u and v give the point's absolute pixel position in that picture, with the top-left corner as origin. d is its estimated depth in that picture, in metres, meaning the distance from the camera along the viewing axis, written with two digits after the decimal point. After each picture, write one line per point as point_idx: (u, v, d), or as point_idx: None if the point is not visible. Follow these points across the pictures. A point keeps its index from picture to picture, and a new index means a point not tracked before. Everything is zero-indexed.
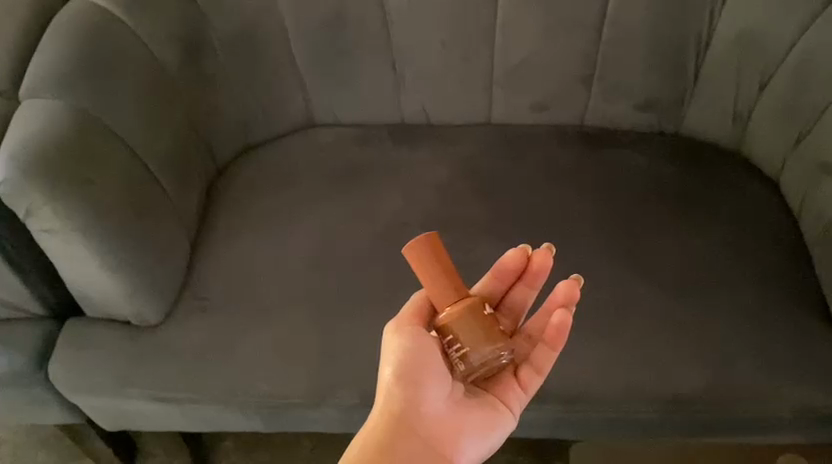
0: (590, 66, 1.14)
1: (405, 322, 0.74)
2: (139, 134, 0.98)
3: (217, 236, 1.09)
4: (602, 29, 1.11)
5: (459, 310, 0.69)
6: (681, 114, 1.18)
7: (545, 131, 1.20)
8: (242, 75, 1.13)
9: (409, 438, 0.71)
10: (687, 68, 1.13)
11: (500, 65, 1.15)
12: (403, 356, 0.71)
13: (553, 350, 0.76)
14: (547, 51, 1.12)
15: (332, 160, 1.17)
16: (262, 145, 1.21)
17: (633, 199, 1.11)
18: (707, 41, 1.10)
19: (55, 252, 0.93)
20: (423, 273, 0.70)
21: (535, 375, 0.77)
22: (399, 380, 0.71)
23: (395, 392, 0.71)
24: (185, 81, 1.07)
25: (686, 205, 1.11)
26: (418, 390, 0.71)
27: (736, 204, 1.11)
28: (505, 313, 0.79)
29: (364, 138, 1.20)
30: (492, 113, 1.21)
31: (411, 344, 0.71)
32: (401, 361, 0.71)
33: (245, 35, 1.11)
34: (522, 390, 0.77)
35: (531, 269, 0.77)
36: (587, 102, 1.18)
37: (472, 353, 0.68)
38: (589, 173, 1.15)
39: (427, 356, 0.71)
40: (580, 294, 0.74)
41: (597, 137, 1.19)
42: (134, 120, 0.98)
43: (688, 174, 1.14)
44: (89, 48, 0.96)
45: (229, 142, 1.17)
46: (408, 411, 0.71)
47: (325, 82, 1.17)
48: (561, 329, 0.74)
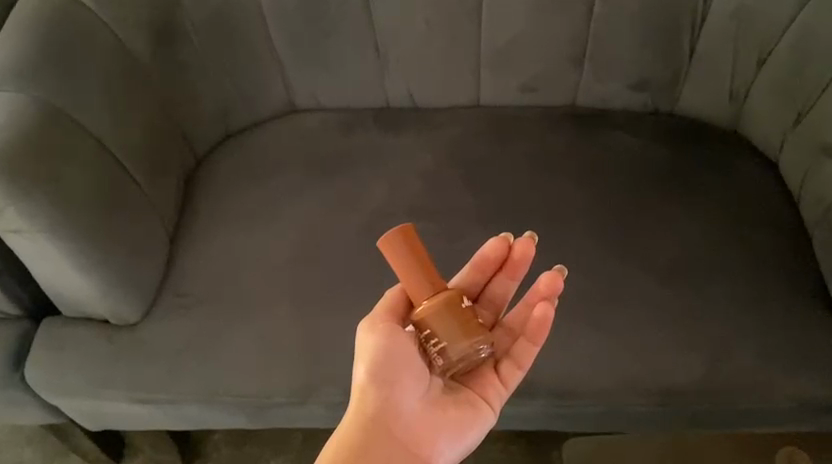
0: (581, 44, 1.10)
1: (380, 317, 0.72)
2: (110, 126, 0.94)
3: (197, 230, 1.06)
4: (593, 4, 1.06)
5: (436, 304, 0.68)
6: (674, 94, 1.13)
7: (535, 113, 1.16)
8: (217, 60, 1.08)
9: (383, 439, 0.69)
10: (682, 45, 1.08)
11: (487, 44, 1.10)
12: (378, 354, 0.70)
13: (534, 343, 0.75)
14: (537, 27, 1.08)
15: (314, 148, 1.13)
16: (237, 135, 1.16)
17: (625, 184, 1.08)
18: (703, 14, 1.05)
19: (25, 252, 0.89)
20: (398, 266, 0.68)
21: (515, 370, 0.76)
22: (372, 380, 0.70)
23: (368, 393, 0.69)
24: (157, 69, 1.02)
25: (679, 190, 1.07)
26: (392, 390, 0.69)
27: (730, 192, 1.07)
28: (485, 305, 0.78)
29: (346, 124, 1.15)
30: (479, 96, 1.16)
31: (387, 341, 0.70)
32: (375, 360, 0.70)
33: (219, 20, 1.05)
34: (503, 385, 0.76)
35: (512, 258, 0.76)
36: (579, 81, 1.13)
37: (449, 348, 0.67)
38: (581, 157, 1.11)
39: (401, 353, 0.70)
40: (561, 287, 0.73)
41: (588, 119, 1.15)
42: (105, 111, 0.93)
43: (681, 161, 1.10)
44: (54, 36, 0.91)
45: (208, 131, 1.12)
46: (382, 411, 0.69)
47: (306, 66, 1.12)
48: (543, 323, 0.73)
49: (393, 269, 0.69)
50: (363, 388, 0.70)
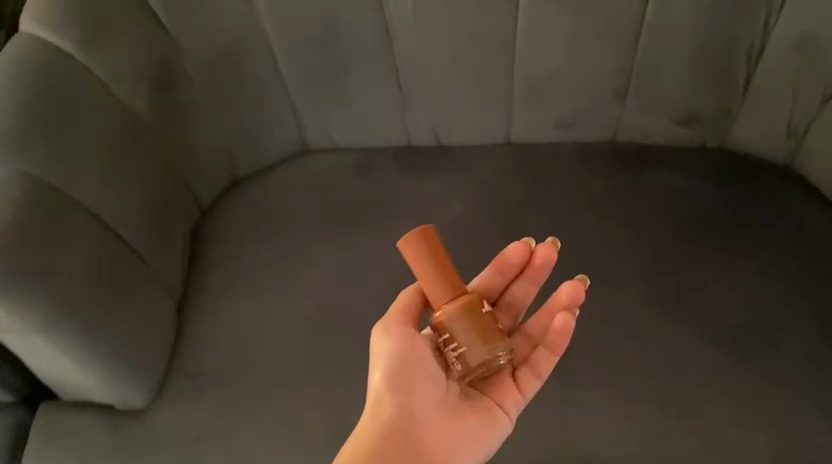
0: (625, 76, 0.99)
1: (397, 315, 0.72)
2: (109, 198, 0.82)
3: (208, 294, 0.96)
4: (640, 33, 0.95)
5: (457, 306, 0.67)
6: (726, 126, 1.03)
7: (573, 149, 1.06)
8: (219, 103, 0.96)
9: (400, 448, 0.68)
10: (735, 75, 0.98)
11: (520, 76, 0.99)
12: (392, 359, 0.69)
13: (553, 353, 0.75)
14: (577, 59, 0.97)
15: (332, 196, 1.02)
16: (254, 177, 1.05)
17: (677, 232, 0.98)
18: (762, 43, 0.94)
19: (16, 345, 0.78)
20: (418, 269, 0.67)
21: (532, 378, 0.76)
22: (386, 386, 0.69)
23: (382, 400, 0.69)
24: (156, 123, 0.90)
25: (734, 240, 0.97)
26: (409, 395, 0.69)
27: (788, 240, 0.97)
28: (503, 310, 0.78)
29: (366, 166, 1.04)
30: (511, 132, 1.05)
31: (402, 343, 0.70)
32: (390, 366, 0.69)
33: (222, 61, 0.93)
34: (518, 393, 0.76)
35: (533, 264, 0.76)
36: (621, 115, 1.03)
37: (469, 354, 0.67)
38: (627, 202, 1.01)
39: (417, 359, 0.70)
40: (583, 297, 0.74)
41: (631, 158, 1.05)
42: (102, 182, 0.82)
43: (732, 203, 1.00)
44: (43, 97, 0.79)
45: (215, 180, 1.01)
46: (399, 418, 0.68)
47: (320, 104, 1.00)
48: (564, 332, 0.73)
49: (413, 270, 0.68)
50: (375, 395, 0.69)
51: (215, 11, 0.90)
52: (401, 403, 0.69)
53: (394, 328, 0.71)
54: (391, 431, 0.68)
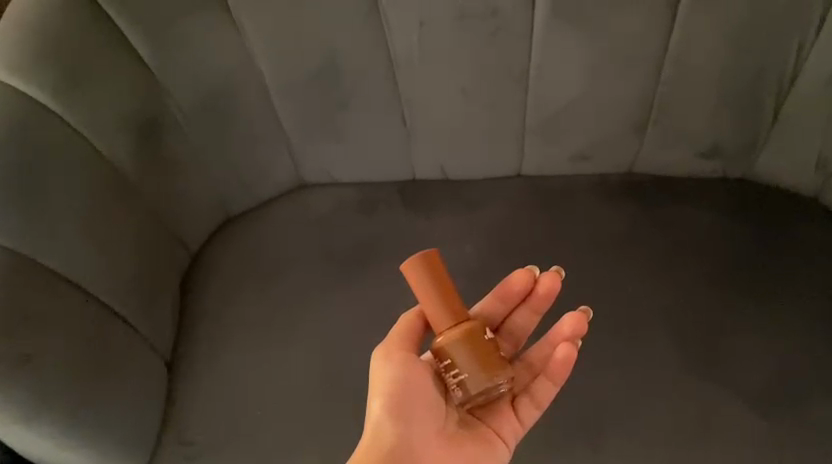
0: (645, 110, 0.92)
1: (396, 342, 0.69)
2: (90, 265, 0.75)
3: (202, 349, 0.89)
4: (663, 66, 0.88)
5: (458, 332, 0.62)
6: (750, 160, 0.96)
7: (587, 182, 1.00)
8: (210, 145, 0.89)
9: None
10: (763, 109, 0.89)
11: (533, 111, 0.92)
12: (390, 385, 0.66)
13: (554, 383, 0.71)
14: (596, 93, 0.90)
15: (331, 239, 0.95)
16: (248, 215, 0.99)
17: (696, 274, 0.92)
18: (793, 75, 0.86)
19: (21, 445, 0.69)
20: (419, 291, 0.63)
21: (532, 409, 0.72)
22: (386, 414, 0.65)
23: (383, 429, 0.65)
24: (140, 174, 0.82)
25: (762, 284, 0.91)
26: (408, 423, 0.65)
27: (818, 282, 0.91)
28: (505, 337, 0.76)
29: (369, 204, 0.98)
30: (522, 165, 0.99)
31: (402, 369, 0.66)
32: (390, 392, 0.65)
33: (210, 103, 0.86)
34: (518, 423, 0.72)
35: (537, 292, 0.74)
36: (639, 149, 0.96)
37: (469, 382, 0.62)
38: (645, 242, 0.95)
39: (416, 386, 0.66)
40: (586, 330, 0.72)
41: (647, 191, 0.99)
42: (85, 250, 0.74)
43: (753, 241, 0.94)
44: (23, 160, 0.70)
45: (207, 222, 0.94)
46: (397, 447, 0.64)
47: (317, 140, 0.93)
48: (567, 363, 0.70)
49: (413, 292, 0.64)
50: (375, 424, 0.65)
51: (199, 45, 0.82)
52: (402, 433, 0.65)
53: (393, 355, 0.67)
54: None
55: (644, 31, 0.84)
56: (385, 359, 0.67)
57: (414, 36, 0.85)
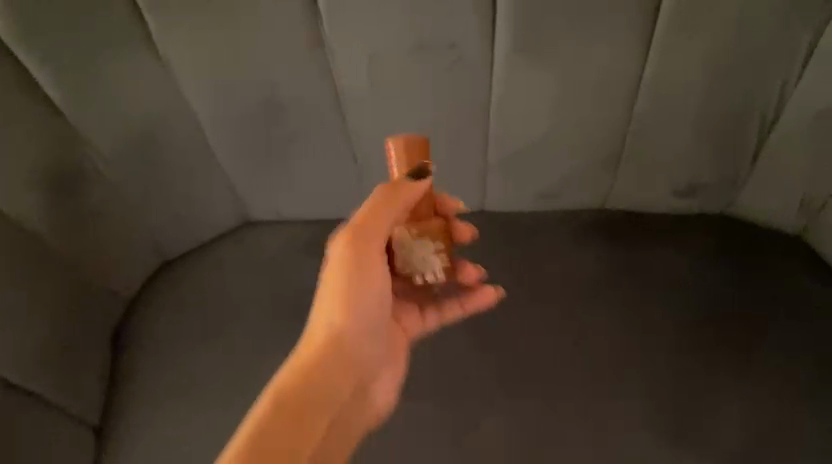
0: (617, 145, 0.84)
1: (364, 257, 0.59)
2: None
3: (130, 406, 0.81)
4: (637, 100, 0.80)
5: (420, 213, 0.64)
6: (730, 197, 0.89)
7: (556, 219, 0.93)
8: (137, 186, 0.80)
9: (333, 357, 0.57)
10: (744, 145, 0.83)
11: (496, 147, 0.84)
12: (340, 275, 0.58)
13: (463, 306, 0.70)
14: (565, 130, 0.82)
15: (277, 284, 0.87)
16: (187, 257, 0.91)
17: (671, 324, 0.85)
18: (777, 110, 0.80)
19: None
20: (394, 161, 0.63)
21: (435, 314, 0.69)
22: (345, 331, 0.58)
23: (344, 343, 0.58)
24: (57, 233, 0.76)
25: (738, 338, 0.84)
26: (360, 286, 0.59)
27: (800, 335, 0.84)
28: None
29: (318, 245, 0.90)
30: (486, 200, 0.91)
31: (365, 299, 0.59)
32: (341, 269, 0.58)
33: (134, 145, 0.78)
34: (420, 321, 0.68)
35: None
36: (612, 186, 0.89)
37: (415, 258, 0.63)
38: (617, 288, 0.88)
39: (363, 288, 0.59)
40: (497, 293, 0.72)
41: (618, 229, 0.92)
42: None
43: (731, 286, 0.87)
44: None
45: (139, 270, 0.86)
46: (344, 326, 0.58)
47: (259, 176, 0.85)
48: (479, 302, 0.71)
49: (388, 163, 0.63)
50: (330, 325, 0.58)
51: (126, 84, 0.74)
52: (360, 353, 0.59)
53: (376, 282, 0.59)
54: (350, 369, 0.58)
55: (616, 65, 0.77)
56: (345, 279, 0.58)
57: (364, 69, 0.77)
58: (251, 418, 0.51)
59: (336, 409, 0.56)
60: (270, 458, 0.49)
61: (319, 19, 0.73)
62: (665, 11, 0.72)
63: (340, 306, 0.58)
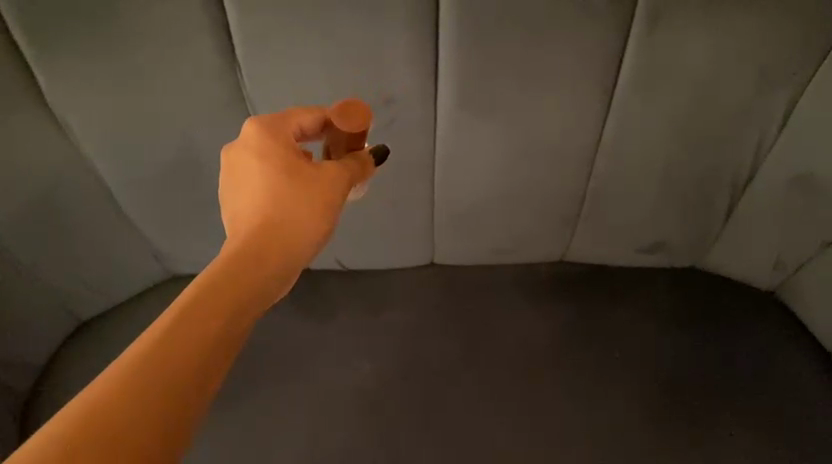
0: (576, 203, 0.77)
1: (317, 179, 0.53)
2: None
3: None
4: (595, 158, 0.74)
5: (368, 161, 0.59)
6: (699, 255, 0.83)
7: (513, 274, 0.85)
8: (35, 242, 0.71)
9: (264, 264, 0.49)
10: (714, 205, 0.76)
11: (443, 202, 0.78)
12: (302, 186, 0.52)
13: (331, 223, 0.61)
14: (516, 186, 0.76)
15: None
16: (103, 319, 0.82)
17: (636, 387, 0.78)
18: (751, 172, 0.74)
19: None
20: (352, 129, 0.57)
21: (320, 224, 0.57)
22: (275, 220, 0.51)
23: (270, 235, 0.50)
24: None
25: (695, 407, 0.77)
26: (306, 198, 0.52)
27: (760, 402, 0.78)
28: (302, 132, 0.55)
29: None
30: (435, 255, 0.84)
31: (307, 191, 0.53)
32: (300, 174, 0.53)
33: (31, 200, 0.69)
34: None
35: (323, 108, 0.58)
36: (570, 244, 0.82)
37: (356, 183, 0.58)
38: (576, 350, 0.81)
39: (307, 194, 0.52)
40: None
41: (580, 285, 0.85)
42: None
43: (691, 347, 0.81)
44: None
45: (51, 339, 0.79)
46: (281, 229, 0.51)
47: (184, 233, 0.78)
48: None
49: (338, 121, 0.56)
50: (261, 210, 0.51)
51: (24, 150, 0.67)
52: (294, 240, 0.52)
53: (332, 198, 0.53)
54: (281, 260, 0.51)
55: (571, 120, 0.71)
56: (281, 177, 0.52)
57: None
58: (190, 287, 0.46)
59: (271, 297, 0.50)
60: (194, 326, 0.45)
61: (238, 76, 0.67)
62: (626, 65, 0.67)
63: (272, 197, 0.51)
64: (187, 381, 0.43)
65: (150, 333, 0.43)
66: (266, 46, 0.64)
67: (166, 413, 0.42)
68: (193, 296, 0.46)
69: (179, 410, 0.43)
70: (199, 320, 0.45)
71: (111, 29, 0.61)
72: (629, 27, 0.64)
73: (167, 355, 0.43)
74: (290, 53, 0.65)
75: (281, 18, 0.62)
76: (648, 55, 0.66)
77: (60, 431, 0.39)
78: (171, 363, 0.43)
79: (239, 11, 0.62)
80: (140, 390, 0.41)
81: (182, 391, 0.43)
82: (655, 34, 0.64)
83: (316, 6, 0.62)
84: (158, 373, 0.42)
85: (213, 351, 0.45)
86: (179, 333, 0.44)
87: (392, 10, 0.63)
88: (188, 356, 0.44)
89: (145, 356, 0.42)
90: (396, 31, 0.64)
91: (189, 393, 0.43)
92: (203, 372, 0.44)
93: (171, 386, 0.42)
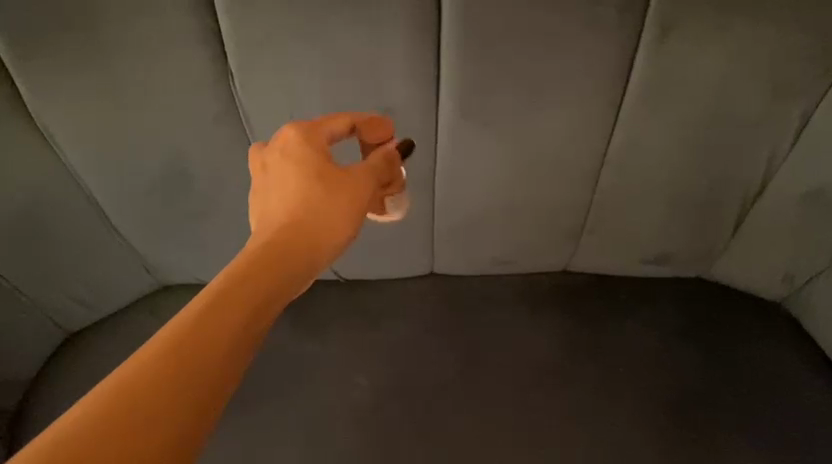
0: (580, 217, 0.76)
1: (347, 182, 0.52)
2: None
3: None
4: (599, 172, 0.72)
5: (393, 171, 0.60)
6: (704, 268, 0.81)
7: (516, 284, 0.85)
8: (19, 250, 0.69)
9: (297, 256, 0.47)
10: (722, 219, 0.75)
11: (443, 214, 0.75)
12: (333, 187, 0.52)
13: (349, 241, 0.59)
14: (518, 200, 0.74)
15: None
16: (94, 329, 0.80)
17: (643, 403, 0.77)
18: (761, 187, 0.72)
19: None
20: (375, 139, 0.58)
21: None
22: (307, 219, 0.49)
23: (303, 231, 0.49)
24: None
25: (699, 420, 0.76)
26: (338, 200, 0.51)
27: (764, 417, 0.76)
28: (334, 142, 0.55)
29: None
30: (434, 265, 0.83)
31: (338, 196, 0.52)
32: (332, 176, 0.52)
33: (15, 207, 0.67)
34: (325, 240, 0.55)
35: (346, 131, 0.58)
36: (573, 257, 0.81)
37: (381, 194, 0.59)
38: (577, 364, 0.79)
39: (338, 196, 0.52)
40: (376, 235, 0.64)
41: (582, 297, 0.84)
42: None
43: (695, 360, 0.80)
44: None
45: (39, 351, 0.77)
46: (314, 225, 0.49)
47: (177, 245, 0.76)
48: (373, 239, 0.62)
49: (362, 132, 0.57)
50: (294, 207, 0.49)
51: (9, 163, 0.65)
52: (326, 237, 0.50)
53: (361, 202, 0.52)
54: (312, 258, 0.49)
55: (576, 134, 0.69)
56: (316, 179, 0.51)
57: None
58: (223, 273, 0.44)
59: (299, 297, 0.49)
60: (230, 310, 0.42)
61: (233, 89, 0.65)
62: (633, 78, 0.65)
63: (307, 195, 0.50)
64: (219, 371, 0.40)
65: (183, 316, 0.41)
66: (262, 57, 0.62)
67: (203, 406, 0.39)
68: (229, 284, 0.43)
69: (210, 407, 0.39)
70: (236, 305, 0.42)
71: (99, 38, 0.60)
72: (637, 39, 0.62)
73: (201, 336, 0.40)
74: (288, 65, 0.63)
75: (276, 29, 0.60)
76: (656, 68, 0.64)
77: (92, 416, 0.35)
78: (203, 355, 0.40)
79: (234, 23, 0.60)
80: (167, 375, 0.38)
81: (214, 379, 0.40)
82: (663, 46, 0.62)
83: (312, 16, 0.59)
84: (191, 366, 0.39)
85: (246, 340, 0.42)
86: (216, 317, 0.41)
87: (391, 21, 0.60)
88: (223, 338, 0.41)
89: (169, 349, 0.39)
90: (397, 43, 0.62)
91: (218, 391, 0.40)
92: (234, 363, 0.41)
93: (204, 380, 0.39)
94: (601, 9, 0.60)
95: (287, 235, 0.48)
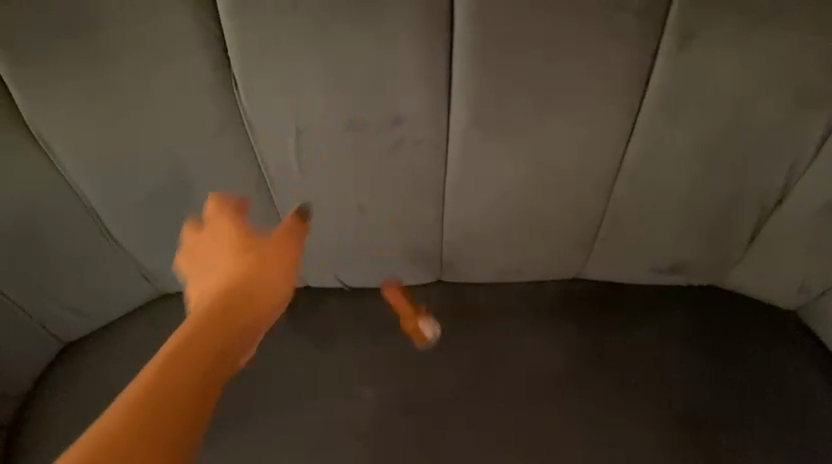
0: (593, 225, 0.74)
1: (269, 259, 0.64)
2: None
3: None
4: (615, 180, 0.70)
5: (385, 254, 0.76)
6: (718, 276, 0.79)
7: (524, 291, 0.83)
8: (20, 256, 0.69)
9: (220, 334, 0.57)
10: (739, 229, 0.73)
11: (454, 223, 0.73)
12: (241, 274, 0.62)
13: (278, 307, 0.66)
14: (529, 209, 0.72)
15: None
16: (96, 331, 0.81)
17: (658, 418, 0.75)
18: (780, 197, 0.70)
19: None
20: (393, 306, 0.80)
21: (278, 307, 0.66)
22: (227, 304, 0.59)
23: (227, 312, 0.59)
24: None
25: (708, 429, 0.75)
26: (265, 277, 0.63)
27: (774, 427, 0.75)
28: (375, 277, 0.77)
29: None
30: (443, 273, 0.81)
31: (263, 271, 0.63)
32: (242, 279, 0.61)
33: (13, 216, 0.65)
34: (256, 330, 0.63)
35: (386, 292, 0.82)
36: (584, 265, 0.79)
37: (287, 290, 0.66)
38: (586, 372, 0.78)
39: (260, 279, 0.63)
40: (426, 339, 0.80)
41: (593, 305, 0.82)
42: None
43: (708, 369, 0.78)
44: None
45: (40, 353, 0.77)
46: (234, 307, 0.59)
47: (178, 253, 0.74)
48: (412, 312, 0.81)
49: None
50: (211, 304, 0.59)
51: (4, 173, 0.63)
52: (258, 302, 0.62)
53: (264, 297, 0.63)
54: (230, 335, 0.58)
55: (591, 144, 0.66)
56: (245, 254, 0.64)
57: (291, 146, 0.66)
58: (160, 355, 0.54)
59: (243, 351, 0.61)
60: (153, 413, 0.51)
61: (236, 95, 0.62)
62: (652, 85, 0.62)
63: (242, 271, 0.62)
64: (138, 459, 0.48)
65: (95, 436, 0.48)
66: (268, 64, 0.59)
67: (182, 413, 0.52)
68: (154, 388, 0.52)
69: (208, 397, 0.55)
70: (158, 390, 0.52)
71: (94, 46, 0.57)
72: (656, 45, 0.60)
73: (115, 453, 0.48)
74: (294, 73, 0.60)
75: (280, 34, 0.58)
76: (676, 76, 0.61)
77: None
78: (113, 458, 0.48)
79: (237, 28, 0.57)
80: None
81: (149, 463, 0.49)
82: (684, 53, 0.60)
83: (318, 22, 0.57)
84: (184, 365, 0.54)
85: (155, 430, 0.50)
86: (133, 440, 0.49)
87: (399, 28, 0.58)
88: (162, 429, 0.50)
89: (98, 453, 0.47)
90: (409, 49, 0.59)
91: (211, 381, 0.56)
92: (169, 453, 0.50)
93: (194, 384, 0.54)
94: (620, 14, 0.57)
95: (220, 308, 0.59)
